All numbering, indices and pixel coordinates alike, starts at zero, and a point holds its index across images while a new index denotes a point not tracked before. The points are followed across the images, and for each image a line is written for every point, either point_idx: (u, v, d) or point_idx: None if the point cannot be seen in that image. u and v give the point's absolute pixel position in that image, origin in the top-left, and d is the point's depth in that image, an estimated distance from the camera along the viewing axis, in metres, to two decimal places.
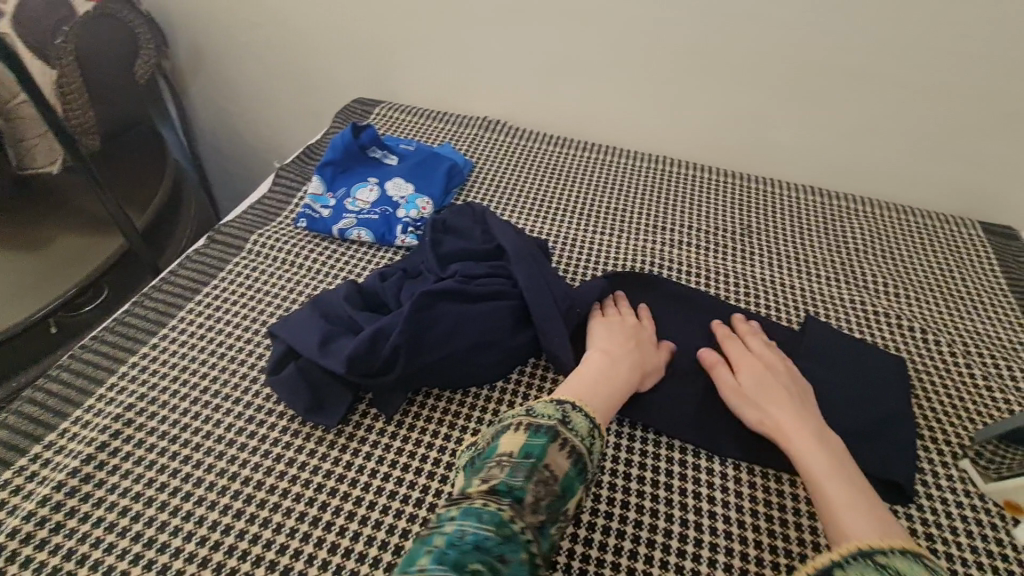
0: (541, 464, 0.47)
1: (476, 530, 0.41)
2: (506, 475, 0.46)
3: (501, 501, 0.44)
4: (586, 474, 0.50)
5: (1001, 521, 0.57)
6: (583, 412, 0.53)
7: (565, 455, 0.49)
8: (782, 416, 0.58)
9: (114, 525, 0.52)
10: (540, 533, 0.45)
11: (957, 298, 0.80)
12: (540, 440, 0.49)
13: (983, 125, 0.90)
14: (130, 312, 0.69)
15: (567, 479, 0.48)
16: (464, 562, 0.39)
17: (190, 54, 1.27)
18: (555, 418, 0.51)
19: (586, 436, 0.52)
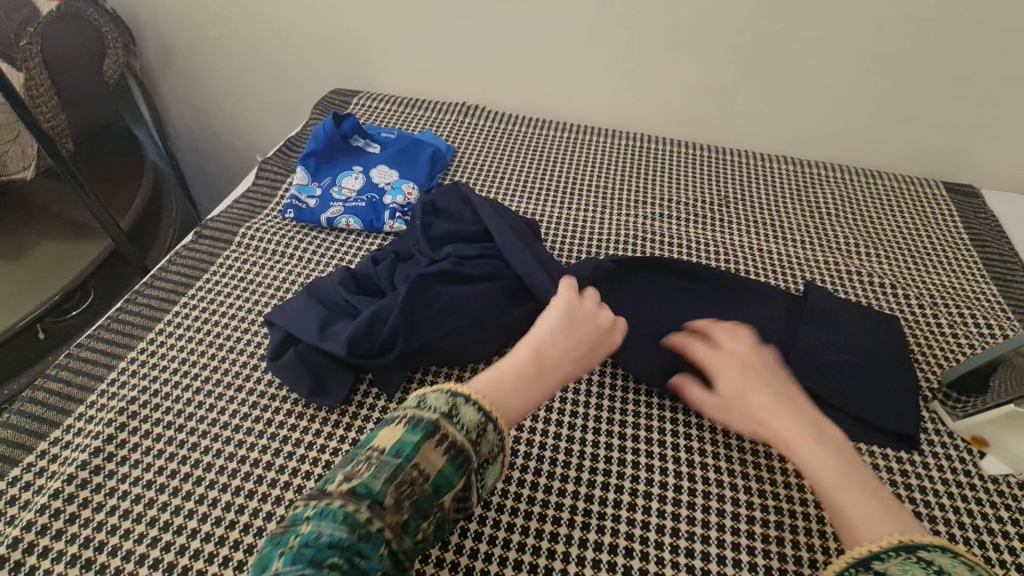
0: (408, 465, 0.42)
1: (332, 530, 0.39)
2: (368, 475, 0.42)
3: (359, 503, 0.41)
4: (470, 468, 0.45)
5: (969, 455, 0.61)
6: (477, 405, 0.46)
7: (441, 451, 0.44)
8: (779, 407, 0.53)
9: (130, 512, 0.53)
10: (405, 529, 0.42)
11: (924, 253, 0.85)
12: (414, 437, 0.43)
13: (943, 88, 0.93)
14: (124, 309, 0.70)
15: (440, 477, 0.43)
16: (319, 558, 0.37)
17: (159, 51, 1.25)
18: (440, 411, 0.45)
19: (471, 429, 0.45)
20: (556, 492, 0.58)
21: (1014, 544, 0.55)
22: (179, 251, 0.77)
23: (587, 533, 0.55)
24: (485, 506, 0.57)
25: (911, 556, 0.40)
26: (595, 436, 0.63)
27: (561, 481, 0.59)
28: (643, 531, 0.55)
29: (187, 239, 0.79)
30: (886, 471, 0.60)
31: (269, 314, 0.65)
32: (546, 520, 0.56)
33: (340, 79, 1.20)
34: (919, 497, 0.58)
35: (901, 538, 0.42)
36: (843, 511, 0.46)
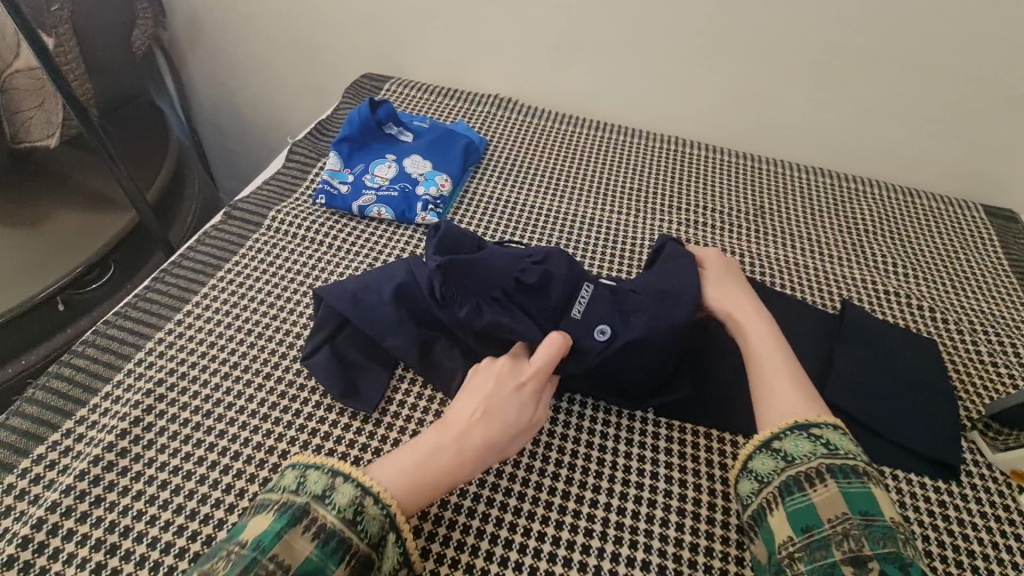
0: (264, 556, 0.40)
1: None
2: (221, 574, 0.40)
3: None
4: (348, 553, 0.43)
5: (1008, 489, 0.60)
6: (353, 480, 0.47)
7: (308, 538, 0.42)
8: (742, 304, 0.63)
9: (156, 498, 0.52)
10: None
11: (961, 277, 0.83)
12: (278, 524, 0.43)
13: (992, 109, 0.91)
14: (151, 288, 0.69)
15: (305, 564, 0.41)
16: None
17: (189, 25, 1.23)
18: (311, 494, 0.45)
19: (344, 508, 0.45)
20: (588, 503, 0.58)
21: None
22: (208, 232, 0.75)
23: (619, 546, 0.56)
24: (516, 512, 0.57)
25: (804, 433, 0.51)
26: (629, 447, 0.63)
27: (594, 491, 0.59)
28: (675, 548, 0.56)
29: (215, 220, 0.77)
30: (922, 500, 0.59)
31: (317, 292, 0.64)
32: (577, 532, 0.56)
33: (370, 63, 1.18)
34: (957, 530, 0.57)
35: (798, 419, 0.52)
36: (769, 387, 0.56)
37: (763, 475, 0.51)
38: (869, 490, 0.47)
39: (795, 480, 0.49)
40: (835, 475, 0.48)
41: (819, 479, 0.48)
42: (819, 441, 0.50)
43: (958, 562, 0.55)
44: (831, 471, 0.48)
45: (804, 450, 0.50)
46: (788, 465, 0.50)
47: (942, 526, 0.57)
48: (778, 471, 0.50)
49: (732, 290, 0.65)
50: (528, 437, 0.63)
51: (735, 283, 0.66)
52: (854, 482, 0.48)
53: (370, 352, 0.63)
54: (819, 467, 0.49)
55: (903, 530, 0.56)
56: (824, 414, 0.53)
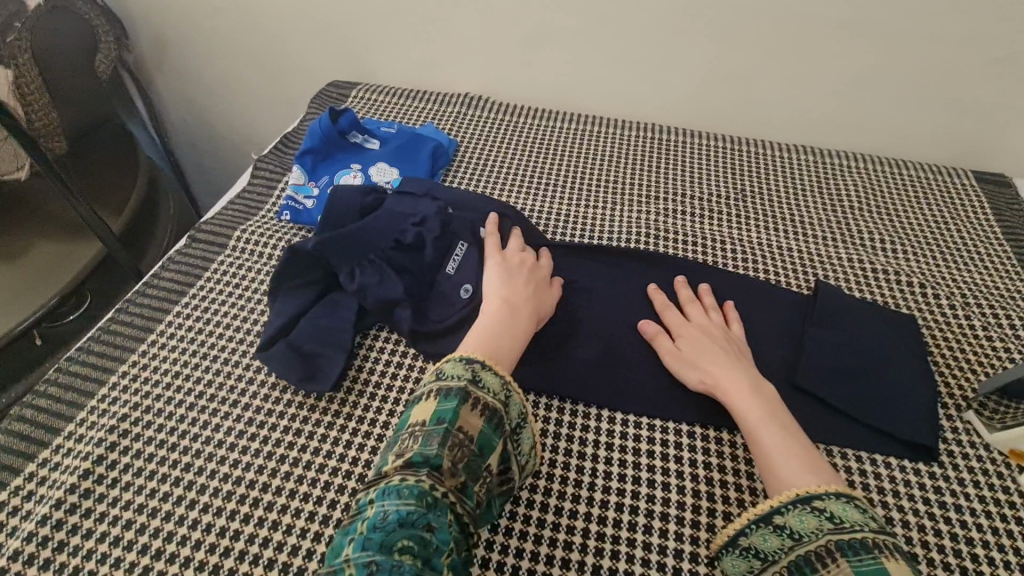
0: (453, 427, 0.48)
1: (398, 507, 0.43)
2: (420, 446, 0.48)
3: (418, 472, 0.46)
4: (504, 428, 0.51)
5: (1007, 470, 0.57)
6: (494, 370, 0.53)
7: (477, 413, 0.50)
8: (722, 371, 0.60)
9: (121, 538, 0.51)
10: (465, 491, 0.47)
11: (951, 249, 0.80)
12: (450, 404, 0.50)
13: (974, 70, 0.88)
14: (115, 319, 0.67)
15: (482, 438, 0.49)
16: (390, 542, 0.41)
17: (151, 45, 1.21)
18: (464, 379, 0.51)
19: (497, 391, 0.52)
20: (567, 513, 0.55)
21: None
22: (172, 257, 0.74)
23: (600, 558, 0.53)
24: (491, 530, 0.54)
25: (808, 507, 0.48)
26: (610, 450, 0.60)
27: (575, 501, 0.56)
28: (659, 555, 0.53)
29: (179, 244, 0.76)
30: (916, 487, 0.56)
31: (271, 289, 0.66)
32: (557, 545, 0.53)
33: (337, 71, 1.16)
34: (955, 517, 0.55)
35: (801, 492, 0.49)
36: (771, 465, 0.53)
37: (767, 551, 0.48)
38: (883, 565, 0.43)
39: (806, 560, 0.46)
40: (845, 552, 0.45)
41: (832, 559, 0.45)
42: (823, 515, 0.47)
43: (957, 552, 0.52)
44: (841, 548, 0.45)
45: (811, 526, 0.47)
46: (796, 543, 0.47)
47: (941, 515, 0.55)
48: (785, 548, 0.47)
49: (712, 357, 0.61)
50: None
51: (714, 346, 0.62)
52: (865, 557, 0.44)
53: (324, 337, 0.63)
54: (828, 544, 0.45)
55: (899, 521, 0.54)
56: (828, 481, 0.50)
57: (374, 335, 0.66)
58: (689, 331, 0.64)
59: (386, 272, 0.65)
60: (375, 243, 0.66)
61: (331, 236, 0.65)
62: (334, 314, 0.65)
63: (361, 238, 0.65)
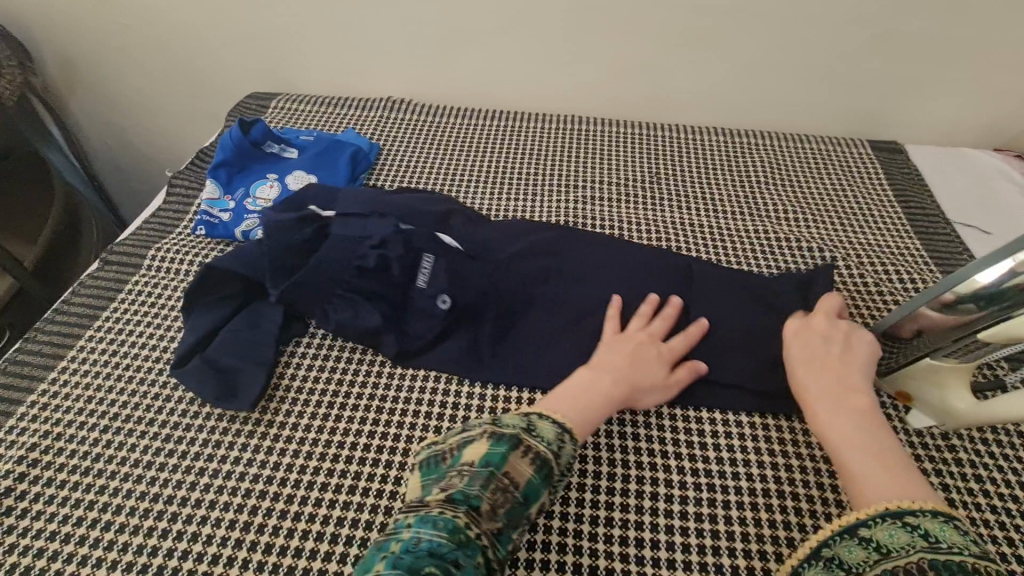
0: (499, 472, 0.49)
1: (431, 536, 0.43)
2: (463, 484, 0.48)
3: (457, 509, 0.46)
4: (552, 479, 0.51)
5: (895, 412, 0.63)
6: (551, 420, 0.55)
7: (528, 461, 0.50)
8: (813, 391, 0.58)
9: (35, 567, 0.51)
10: (499, 538, 0.47)
11: (848, 215, 0.86)
12: (500, 448, 0.50)
13: (860, 46, 0.94)
14: (23, 348, 0.65)
15: (528, 486, 0.49)
16: (417, 566, 0.41)
17: (59, 66, 1.17)
18: (519, 428, 0.52)
19: (552, 441, 0.52)
20: None
21: (938, 495, 0.57)
22: (83, 281, 0.72)
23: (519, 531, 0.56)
24: None
25: (899, 521, 0.45)
26: None
27: None
28: (577, 524, 0.57)
29: (92, 267, 0.74)
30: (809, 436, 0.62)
31: (185, 305, 0.65)
32: None
33: (255, 81, 1.15)
34: None
35: (891, 505, 0.46)
36: (856, 481, 0.51)
37: (851, 563, 0.45)
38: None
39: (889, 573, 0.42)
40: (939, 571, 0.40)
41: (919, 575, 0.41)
42: (917, 532, 0.44)
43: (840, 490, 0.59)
44: (933, 566, 0.41)
45: (901, 540, 0.44)
46: (882, 556, 0.43)
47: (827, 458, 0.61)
48: (870, 562, 0.44)
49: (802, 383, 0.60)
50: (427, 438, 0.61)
51: (801, 364, 0.60)
52: None
53: (241, 351, 0.63)
54: (919, 562, 0.41)
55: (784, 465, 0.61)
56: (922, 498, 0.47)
57: (293, 346, 0.67)
58: (796, 338, 0.63)
59: (357, 302, 0.65)
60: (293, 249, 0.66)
61: (244, 252, 0.66)
62: (253, 328, 0.64)
63: (279, 247, 0.65)
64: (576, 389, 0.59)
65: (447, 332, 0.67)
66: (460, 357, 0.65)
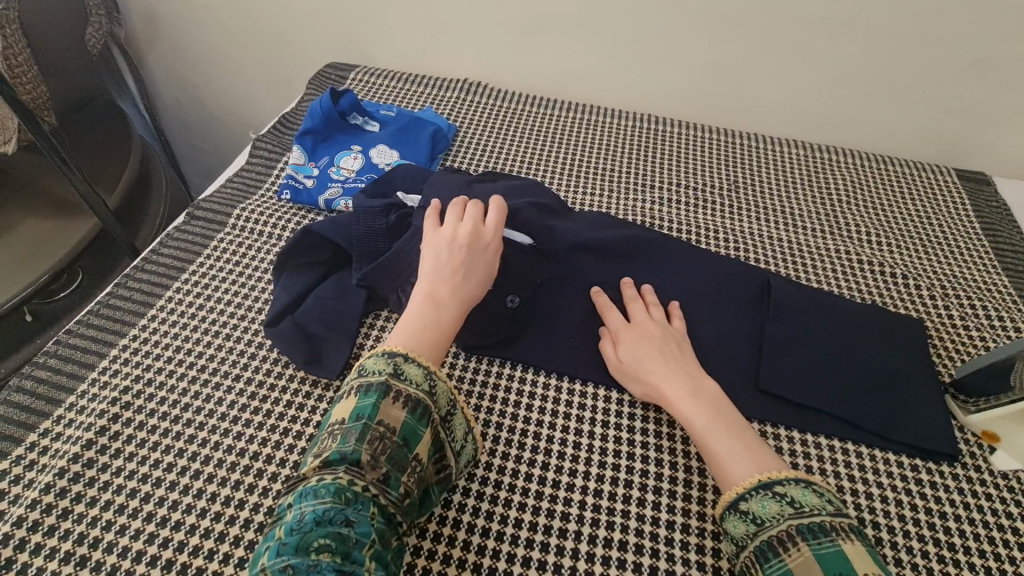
0: (372, 423, 0.48)
1: (315, 506, 0.44)
2: (337, 443, 0.47)
3: (336, 470, 0.46)
4: (431, 417, 0.51)
5: (979, 450, 0.61)
6: (416, 361, 0.52)
7: (399, 406, 0.49)
8: (666, 378, 0.59)
9: (125, 507, 0.52)
10: (388, 484, 0.47)
11: (933, 244, 0.83)
12: (369, 399, 0.49)
13: (962, 70, 0.90)
14: (114, 294, 0.67)
15: (405, 429, 0.49)
16: (305, 544, 0.42)
17: (143, 20, 1.19)
18: (385, 373, 0.50)
19: (420, 382, 0.51)
20: (564, 487, 0.57)
21: None
22: (169, 234, 0.74)
23: (596, 529, 0.54)
24: (492, 501, 0.56)
25: (769, 492, 0.49)
26: (605, 428, 0.61)
27: (569, 474, 0.58)
28: (653, 527, 0.55)
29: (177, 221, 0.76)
30: (896, 466, 0.60)
31: (276, 268, 0.67)
32: (554, 516, 0.55)
33: (332, 52, 1.16)
34: (930, 493, 0.58)
35: (760, 477, 0.50)
36: (719, 461, 0.53)
37: (737, 538, 0.49)
38: (842, 549, 0.44)
39: (769, 545, 0.47)
40: (805, 537, 0.46)
41: (792, 543, 0.46)
42: (784, 500, 0.48)
43: (931, 524, 0.56)
44: (802, 533, 0.46)
45: (772, 511, 0.48)
46: (760, 529, 0.48)
47: (915, 489, 0.58)
48: (750, 535, 0.48)
49: (652, 362, 0.61)
50: (503, 424, 0.61)
51: (652, 349, 0.61)
52: (825, 541, 0.45)
53: (330, 319, 0.64)
54: (789, 529, 0.46)
55: (877, 496, 0.58)
56: (774, 467, 0.51)
57: (370, 322, 0.67)
58: (627, 333, 0.63)
59: None
60: (374, 237, 0.66)
61: (341, 222, 0.67)
62: (342, 296, 0.65)
63: (363, 231, 0.66)
64: (421, 324, 0.55)
65: (527, 321, 0.67)
66: (535, 347, 0.66)
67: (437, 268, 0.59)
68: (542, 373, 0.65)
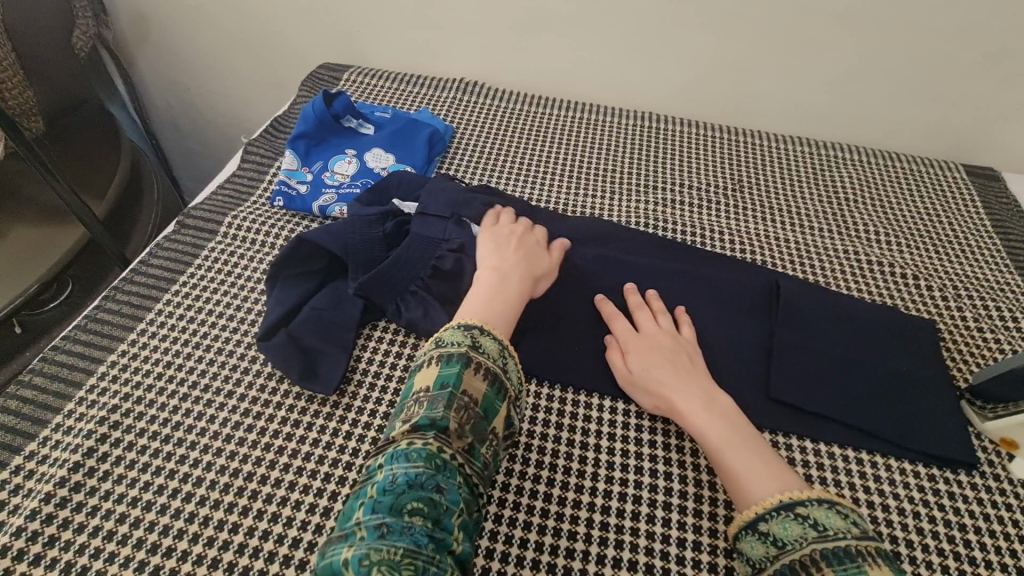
0: (457, 392, 0.47)
1: (406, 469, 0.42)
2: (425, 410, 0.46)
3: (426, 436, 0.44)
4: (507, 392, 0.50)
5: (997, 457, 0.59)
6: (493, 335, 0.51)
7: (481, 377, 0.48)
8: (678, 391, 0.57)
9: (115, 533, 0.50)
10: (472, 453, 0.45)
11: (944, 244, 0.81)
12: (453, 368, 0.48)
13: (971, 64, 0.88)
14: (102, 308, 0.65)
15: (486, 400, 0.48)
16: (400, 505, 0.41)
17: (132, 22, 1.16)
18: (465, 345, 0.50)
19: (497, 357, 0.50)
20: (571, 504, 0.55)
21: None
22: (159, 244, 0.72)
23: (604, 548, 0.52)
24: (496, 519, 0.54)
25: (791, 514, 0.47)
26: (611, 441, 0.59)
27: (577, 490, 0.56)
28: (663, 545, 0.53)
29: (168, 231, 0.74)
30: (913, 476, 0.58)
31: (269, 278, 0.64)
32: (561, 534, 0.53)
33: (324, 53, 1.13)
34: (949, 504, 0.56)
35: (781, 497, 0.48)
36: (736, 478, 0.52)
37: (755, 560, 0.47)
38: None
39: (791, 568, 0.44)
40: (830, 562, 0.43)
41: (816, 567, 0.44)
42: (807, 523, 0.46)
43: (950, 537, 0.54)
44: (826, 558, 0.44)
45: (795, 534, 0.46)
46: (781, 552, 0.46)
47: (933, 500, 0.56)
48: (770, 557, 0.46)
49: (663, 374, 0.59)
50: None
51: (663, 360, 0.59)
52: (851, 566, 0.43)
53: (326, 332, 0.62)
54: (813, 553, 0.44)
55: (895, 508, 0.56)
56: (793, 486, 0.50)
57: (366, 334, 0.64)
58: (637, 344, 0.61)
59: (427, 301, 0.63)
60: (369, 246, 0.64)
61: (333, 229, 0.65)
62: (338, 307, 0.63)
63: (356, 240, 0.64)
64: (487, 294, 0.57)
65: (529, 330, 0.65)
66: (538, 356, 0.64)
67: (498, 250, 0.62)
68: (545, 384, 0.63)
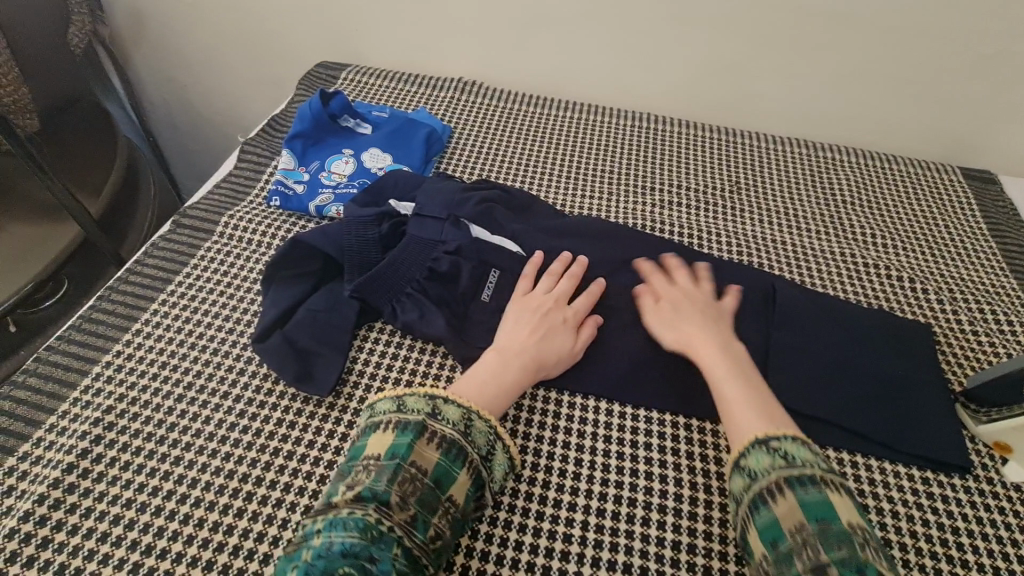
0: (405, 463, 0.48)
1: (342, 538, 0.44)
2: (370, 480, 0.47)
3: (367, 507, 0.46)
4: (467, 457, 0.50)
5: (991, 461, 0.60)
6: (456, 401, 0.52)
7: (433, 446, 0.49)
8: (703, 332, 0.61)
9: (108, 535, 0.50)
10: (416, 524, 0.46)
11: (940, 246, 0.81)
12: (405, 439, 0.49)
13: (968, 67, 0.88)
14: (96, 308, 0.65)
15: (437, 468, 0.48)
16: (331, 570, 0.42)
17: (129, 19, 1.16)
18: (423, 413, 0.51)
19: (457, 423, 0.51)
20: (566, 506, 0.55)
21: None
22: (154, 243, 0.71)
23: (599, 550, 0.52)
24: (491, 522, 0.54)
25: (766, 446, 0.50)
26: (607, 443, 0.59)
27: (572, 492, 0.56)
28: (658, 548, 0.53)
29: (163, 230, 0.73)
30: (907, 479, 0.58)
31: (265, 280, 0.64)
32: (556, 536, 0.53)
33: (322, 51, 1.13)
34: (942, 507, 0.56)
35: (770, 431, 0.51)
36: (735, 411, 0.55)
37: (735, 493, 0.50)
38: (825, 496, 0.46)
39: (761, 497, 0.48)
40: (793, 485, 0.47)
41: (779, 491, 0.47)
42: (778, 453, 0.50)
43: (943, 540, 0.54)
44: (789, 482, 0.47)
45: (766, 463, 0.49)
46: (755, 481, 0.49)
47: (927, 504, 0.56)
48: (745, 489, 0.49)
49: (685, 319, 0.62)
50: None
51: (693, 308, 0.63)
52: (811, 489, 0.47)
53: (322, 334, 0.61)
54: (779, 481, 0.48)
55: (889, 511, 0.56)
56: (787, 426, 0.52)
57: (363, 335, 0.64)
58: (673, 292, 0.64)
59: (424, 303, 0.63)
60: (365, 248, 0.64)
61: (329, 230, 0.65)
62: (334, 308, 0.63)
63: (353, 241, 0.64)
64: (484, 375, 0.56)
65: None
66: None
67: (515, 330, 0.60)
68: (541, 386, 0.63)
